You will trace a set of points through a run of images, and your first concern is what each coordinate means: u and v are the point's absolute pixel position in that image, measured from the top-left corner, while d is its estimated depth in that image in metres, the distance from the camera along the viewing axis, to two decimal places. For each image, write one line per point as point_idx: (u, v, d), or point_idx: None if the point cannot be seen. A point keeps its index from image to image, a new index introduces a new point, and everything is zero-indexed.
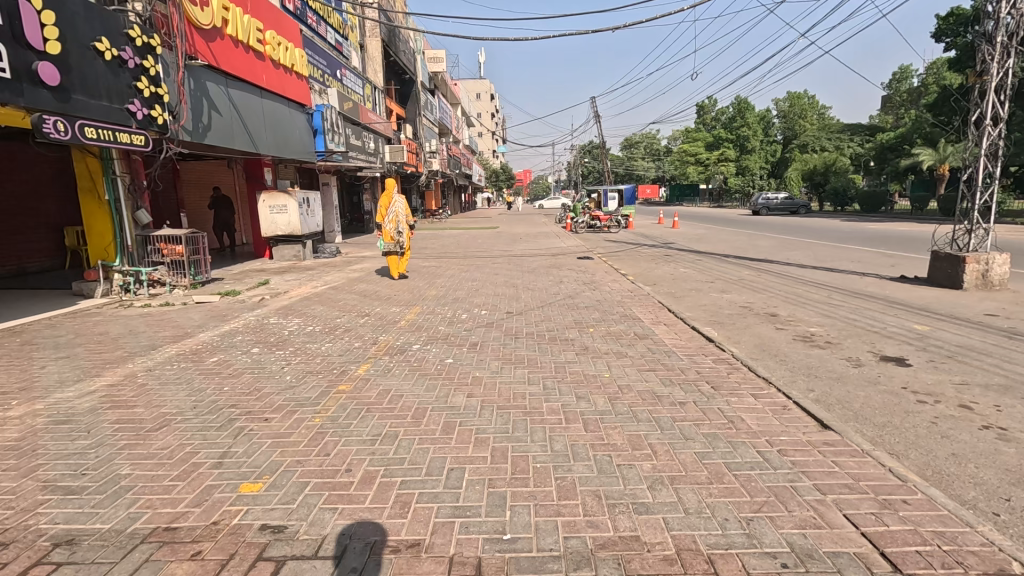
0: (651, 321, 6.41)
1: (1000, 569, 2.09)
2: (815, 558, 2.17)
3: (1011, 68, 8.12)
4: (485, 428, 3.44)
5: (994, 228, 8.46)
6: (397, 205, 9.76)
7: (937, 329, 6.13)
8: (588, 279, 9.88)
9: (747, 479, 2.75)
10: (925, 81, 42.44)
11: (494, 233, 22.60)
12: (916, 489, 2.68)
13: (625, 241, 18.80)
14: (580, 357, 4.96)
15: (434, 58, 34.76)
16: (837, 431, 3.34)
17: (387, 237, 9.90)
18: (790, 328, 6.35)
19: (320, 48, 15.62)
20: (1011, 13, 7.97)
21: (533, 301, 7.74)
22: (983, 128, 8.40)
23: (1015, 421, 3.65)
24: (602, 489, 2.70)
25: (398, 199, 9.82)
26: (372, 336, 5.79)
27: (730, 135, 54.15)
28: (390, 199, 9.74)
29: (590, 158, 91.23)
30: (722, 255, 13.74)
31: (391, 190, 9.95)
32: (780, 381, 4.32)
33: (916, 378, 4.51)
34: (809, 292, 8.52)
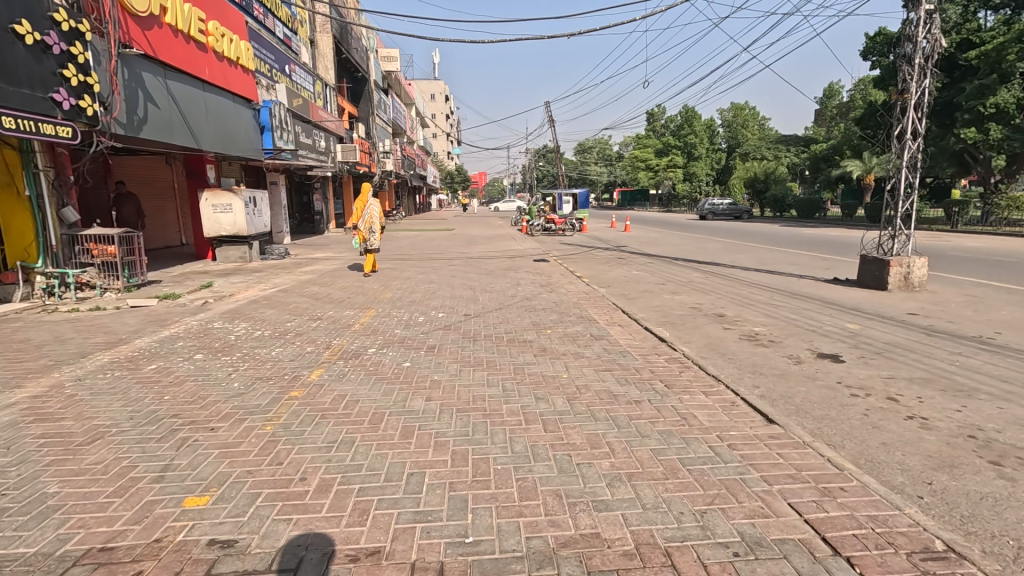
0: (606, 323, 6.56)
1: (926, 547, 2.27)
2: (764, 545, 2.28)
3: (927, 88, 8.86)
4: (445, 431, 3.41)
5: (914, 235, 9.20)
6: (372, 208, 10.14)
7: (867, 327, 6.60)
8: (545, 282, 10.00)
9: (700, 474, 2.87)
10: (853, 98, 45.74)
11: (450, 236, 22.44)
12: (851, 477, 2.87)
13: (580, 243, 19.18)
14: (538, 358, 5.01)
15: (388, 57, 34.23)
16: (781, 424, 3.53)
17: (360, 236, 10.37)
18: (736, 327, 6.67)
19: (268, 42, 15.02)
20: (927, 38, 8.73)
21: (490, 304, 7.74)
22: (903, 142, 9.11)
23: (935, 412, 3.97)
24: (563, 488, 2.73)
25: (374, 202, 10.14)
26: (326, 340, 5.63)
27: (678, 143, 56.24)
28: (365, 201, 10.08)
29: (544, 163, 92.34)
30: (672, 258, 14.27)
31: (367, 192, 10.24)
32: (728, 379, 4.52)
33: (849, 374, 4.84)
34: (752, 293, 8.97)
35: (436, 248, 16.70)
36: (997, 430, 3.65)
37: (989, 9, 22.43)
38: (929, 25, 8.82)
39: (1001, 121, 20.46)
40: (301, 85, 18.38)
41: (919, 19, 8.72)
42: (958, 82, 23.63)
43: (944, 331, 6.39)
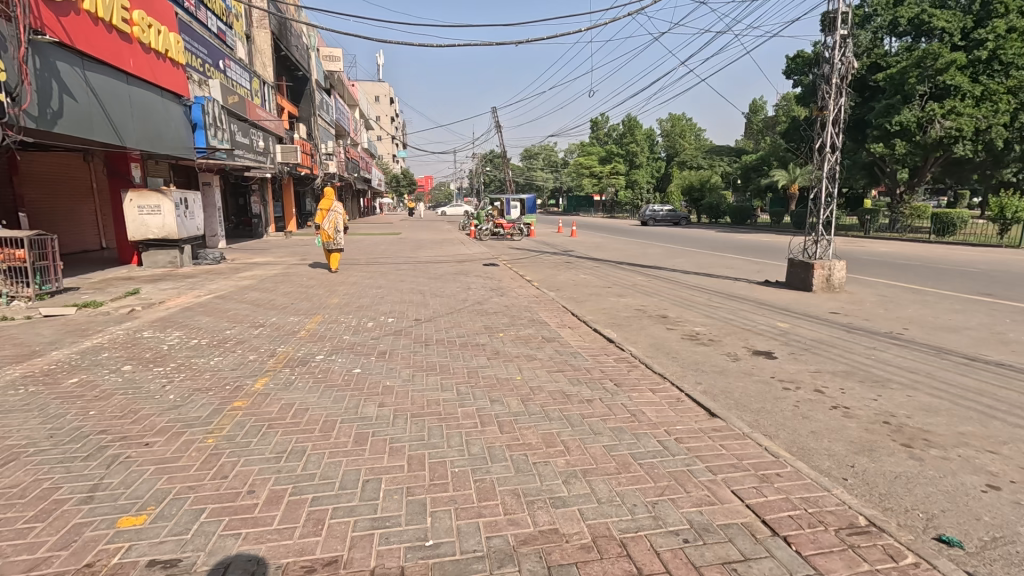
0: (556, 325, 6.70)
1: (851, 523, 2.49)
2: (710, 531, 2.42)
3: (843, 106, 9.69)
4: (400, 436, 3.37)
5: (834, 240, 10.00)
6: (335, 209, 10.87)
7: (795, 326, 7.12)
8: (495, 286, 10.05)
9: (650, 467, 2.99)
10: (778, 113, 49.10)
11: (397, 240, 22.06)
12: (786, 463, 3.09)
13: (527, 248, 19.41)
14: (492, 361, 5.05)
15: (330, 57, 33.31)
16: (722, 418, 3.74)
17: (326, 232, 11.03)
18: (678, 328, 7.00)
19: (200, 35, 14.24)
20: (841, 61, 9.55)
21: (442, 308, 7.70)
22: (824, 155, 9.89)
23: (855, 401, 4.36)
24: (520, 488, 2.77)
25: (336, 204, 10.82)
26: (270, 348, 5.40)
27: (621, 151, 58.18)
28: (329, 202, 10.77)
29: (491, 168, 92.72)
30: (617, 262, 14.70)
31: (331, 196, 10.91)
32: (673, 376, 4.75)
33: (781, 369, 5.20)
34: (693, 295, 9.43)
35: (383, 253, 16.39)
36: (908, 416, 4.05)
37: (893, 36, 24.79)
38: (843, 49, 9.67)
39: (905, 138, 22.63)
40: (237, 81, 17.54)
41: (835, 43, 9.54)
42: (868, 101, 25.92)
43: (861, 328, 7.00)
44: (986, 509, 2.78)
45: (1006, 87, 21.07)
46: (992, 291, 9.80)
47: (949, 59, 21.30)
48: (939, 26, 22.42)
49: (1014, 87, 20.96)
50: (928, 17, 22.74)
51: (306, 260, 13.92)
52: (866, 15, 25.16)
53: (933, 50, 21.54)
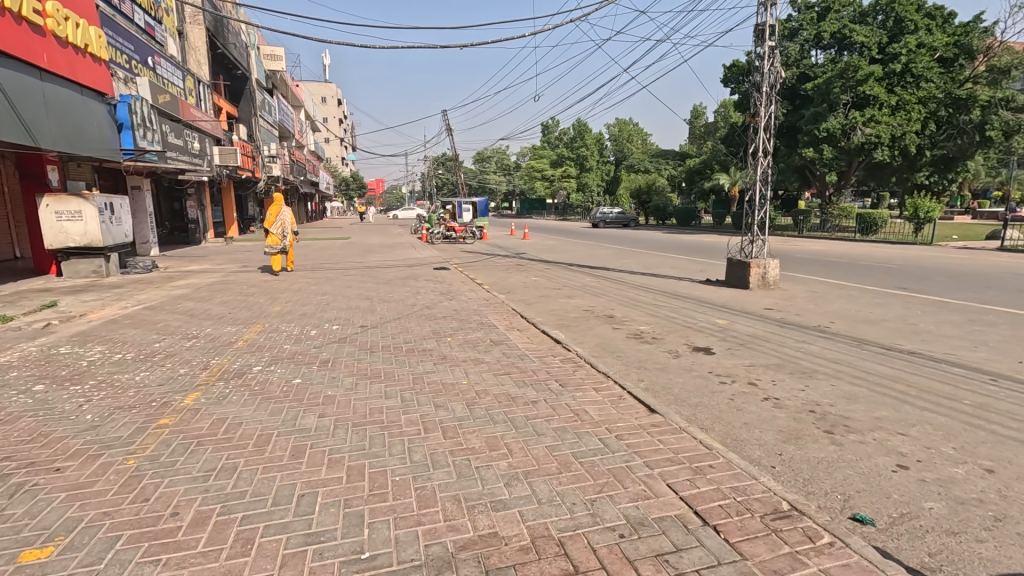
0: (505, 328, 6.73)
1: (775, 509, 2.63)
2: (646, 524, 2.49)
3: (773, 113, 10.26)
4: (339, 447, 3.27)
5: (768, 240, 10.55)
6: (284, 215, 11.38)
7: (733, 322, 7.45)
8: (445, 290, 9.98)
9: (591, 465, 3.05)
10: (718, 119, 51.39)
11: (346, 245, 21.50)
12: (719, 454, 3.23)
13: (480, 251, 19.37)
14: (438, 366, 5.01)
15: (271, 56, 32.12)
16: (661, 413, 3.87)
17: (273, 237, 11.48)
18: (624, 327, 7.18)
19: (125, 30, 13.38)
20: (770, 70, 10.10)
21: (390, 314, 7.57)
22: (757, 159, 10.41)
23: (784, 392, 4.62)
24: (462, 492, 2.76)
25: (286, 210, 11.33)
26: (204, 360, 5.13)
27: (571, 155, 59.26)
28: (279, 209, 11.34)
29: (443, 170, 92.15)
30: (568, 263, 14.95)
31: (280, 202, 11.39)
32: (617, 375, 4.87)
33: (718, 364, 5.44)
34: (639, 295, 9.72)
35: (331, 258, 15.93)
36: (831, 404, 4.32)
37: (819, 48, 26.45)
38: (770, 58, 10.23)
39: (831, 144, 24.19)
40: (168, 79, 16.60)
41: (763, 53, 10.07)
42: (799, 109, 27.52)
43: (793, 323, 7.42)
44: (895, 487, 3.01)
45: (917, 97, 23.13)
46: (909, 286, 10.62)
47: (867, 72, 23.00)
48: (859, 40, 24.15)
49: (924, 98, 23.10)
50: (849, 32, 24.46)
51: (248, 267, 13.31)
52: (793, 29, 26.73)
53: (854, 63, 23.18)
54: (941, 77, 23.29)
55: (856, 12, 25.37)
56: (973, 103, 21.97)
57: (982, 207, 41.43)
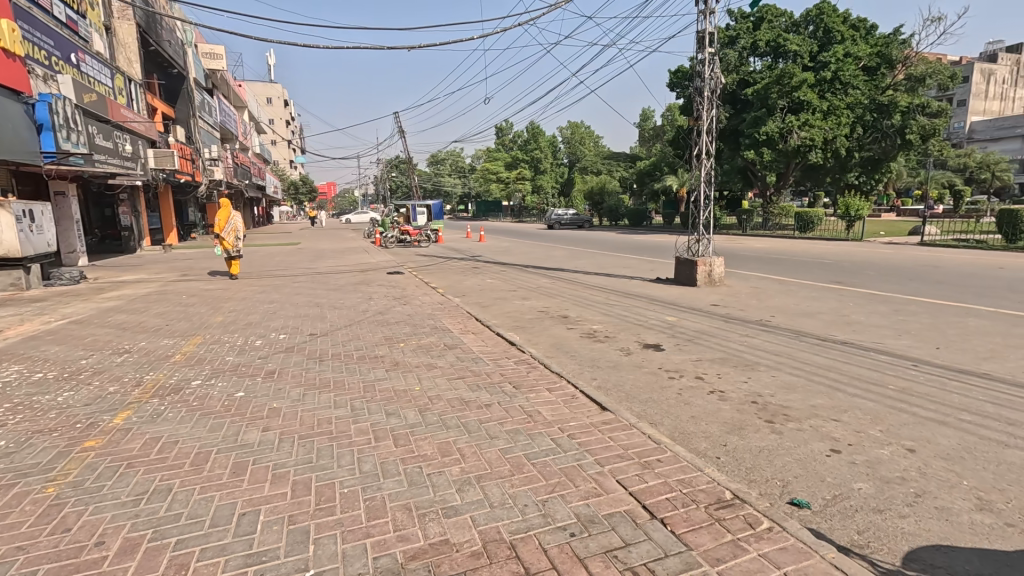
0: (459, 331, 6.68)
1: (718, 498, 2.73)
2: (596, 521, 2.53)
3: (714, 116, 10.67)
4: (284, 462, 3.15)
5: (713, 239, 10.98)
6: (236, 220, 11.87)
7: (681, 319, 7.70)
8: (399, 294, 9.81)
9: (542, 465, 3.07)
10: (666, 123, 53.05)
11: (296, 250, 20.78)
12: (666, 448, 3.32)
13: (435, 254, 19.19)
14: (391, 372, 4.91)
15: (210, 54, 30.66)
16: (612, 410, 3.94)
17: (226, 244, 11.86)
18: (578, 326, 7.29)
19: (43, 24, 12.46)
20: (710, 76, 10.50)
21: (341, 320, 7.37)
22: (701, 161, 10.80)
23: (729, 384, 4.81)
24: (412, 501, 2.71)
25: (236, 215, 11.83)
26: (136, 377, 4.82)
27: (526, 157, 59.81)
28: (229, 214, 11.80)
29: (397, 173, 90.79)
30: (523, 265, 15.05)
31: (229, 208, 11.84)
32: (570, 375, 4.92)
33: (667, 360, 5.60)
34: (592, 295, 9.89)
35: (279, 264, 15.36)
36: (772, 394, 4.53)
37: (756, 56, 27.75)
38: (711, 65, 10.66)
39: (770, 146, 25.40)
40: (95, 78, 15.57)
41: (704, 59, 10.48)
42: (740, 113, 28.76)
43: (737, 318, 7.74)
44: (828, 471, 3.19)
45: (845, 103, 24.62)
46: (842, 279, 11.30)
47: (801, 79, 24.36)
48: (792, 49, 25.51)
49: (852, 104, 24.61)
50: (783, 41, 25.88)
51: (188, 276, 12.63)
52: (732, 37, 27.93)
53: (789, 70, 24.49)
54: (865, 85, 24.92)
55: (789, 22, 26.82)
56: (894, 108, 24.07)
57: (904, 206, 44.83)
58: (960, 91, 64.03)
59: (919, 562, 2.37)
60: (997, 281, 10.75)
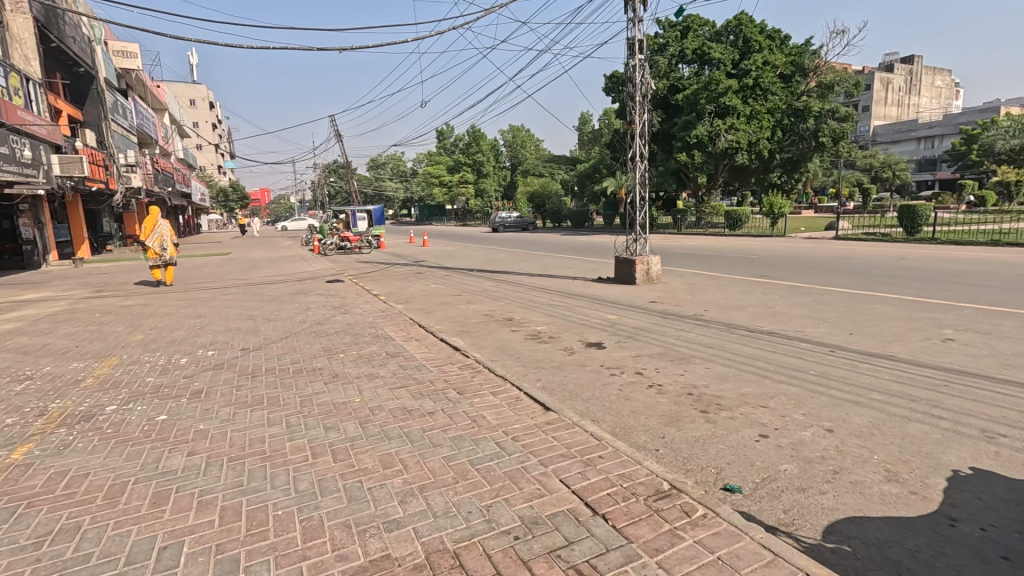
0: (402, 338, 6.56)
1: (657, 490, 2.82)
2: (539, 523, 2.54)
3: (646, 120, 11.07)
4: (211, 487, 2.95)
5: (649, 238, 11.39)
6: (163, 227, 11.81)
7: (621, 316, 7.94)
8: (338, 303, 9.49)
9: (487, 470, 3.06)
10: (603, 127, 54.52)
11: (227, 260, 19.64)
12: (607, 444, 3.40)
13: (376, 261, 18.72)
14: (329, 385, 4.72)
15: (122, 52, 28.44)
16: (555, 410, 3.99)
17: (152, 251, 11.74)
18: (522, 328, 7.34)
19: None
20: (641, 81, 10.88)
21: (275, 333, 7.03)
22: (636, 164, 11.17)
23: (667, 378, 4.99)
24: (352, 518, 2.62)
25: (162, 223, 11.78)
26: (39, 406, 4.35)
27: (468, 160, 59.70)
28: (155, 221, 11.73)
29: (336, 178, 88.04)
30: (467, 269, 14.97)
31: (156, 214, 11.75)
32: (514, 377, 4.94)
33: (609, 357, 5.75)
34: (536, 296, 10.00)
35: (206, 276, 14.46)
36: (707, 385, 4.76)
37: (684, 63, 29.11)
38: (641, 70, 11.05)
39: (701, 149, 26.74)
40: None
41: (635, 65, 10.83)
42: (672, 117, 30.05)
43: (674, 313, 8.05)
44: (758, 455, 3.38)
45: (765, 108, 26.27)
46: (767, 273, 12.03)
47: (725, 85, 25.73)
48: (716, 57, 26.97)
49: (771, 109, 26.27)
50: (707, 49, 27.33)
51: (103, 291, 11.64)
52: (661, 44, 29.19)
53: (715, 77, 25.87)
54: (782, 91, 26.63)
55: (712, 32, 28.33)
56: (809, 113, 25.97)
57: (820, 203, 48.59)
58: (864, 97, 70.20)
59: (837, 534, 2.55)
60: (900, 270, 11.82)
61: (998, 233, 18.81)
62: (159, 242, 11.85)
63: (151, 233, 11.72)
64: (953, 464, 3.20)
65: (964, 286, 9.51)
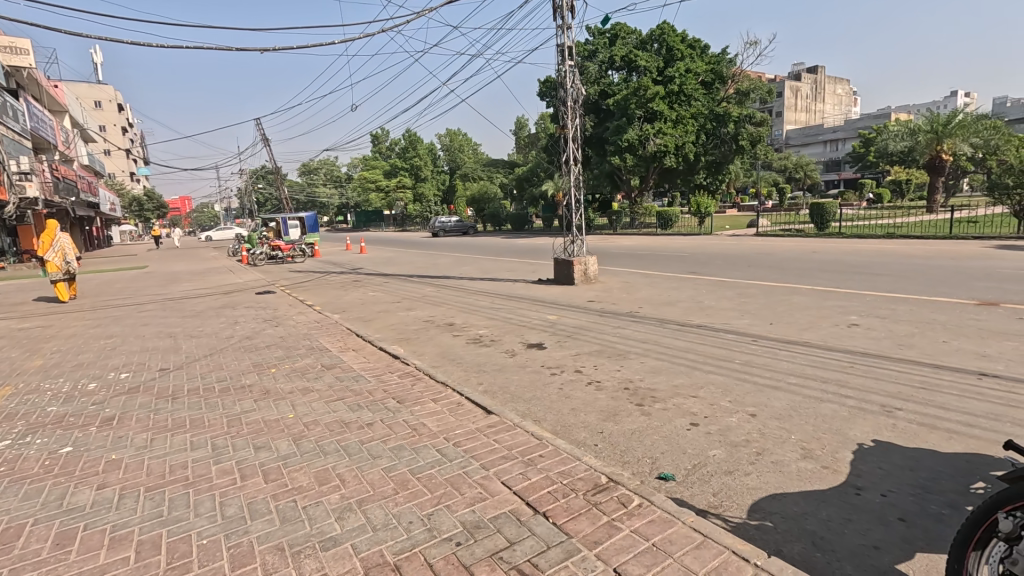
0: (339, 349, 6.34)
1: (595, 484, 2.90)
2: (481, 526, 2.54)
3: (578, 125, 11.36)
4: (126, 520, 2.72)
5: (586, 239, 11.68)
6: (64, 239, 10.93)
7: (561, 316, 8.10)
8: (269, 316, 9.03)
9: (428, 477, 3.03)
10: (538, 131, 55.42)
11: (143, 274, 18.19)
12: (548, 443, 3.46)
13: (310, 269, 18.00)
14: (260, 402, 4.49)
15: (12, 48, 25.75)
16: (496, 413, 4.01)
17: (52, 267, 10.77)
18: (463, 333, 7.30)
19: None
20: (572, 86, 11.14)
21: (199, 350, 6.59)
22: (570, 167, 11.43)
23: (606, 374, 5.13)
24: (286, 539, 2.50)
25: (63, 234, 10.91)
26: None
27: (405, 165, 58.80)
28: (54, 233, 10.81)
29: (265, 184, 83.95)
30: (407, 275, 14.71)
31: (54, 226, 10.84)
32: (456, 382, 4.90)
33: (549, 357, 5.85)
34: (477, 300, 10.00)
35: (119, 292, 13.34)
36: (642, 379, 4.95)
37: (613, 69, 30.20)
38: (571, 76, 11.33)
39: (632, 152, 27.89)
40: None
41: (566, 71, 11.08)
42: (603, 122, 31.06)
43: (612, 311, 8.30)
44: (689, 443, 3.55)
45: (689, 113, 27.74)
46: (696, 270, 12.66)
47: (653, 91, 26.92)
48: (642, 64, 28.22)
49: (694, 114, 27.81)
50: (634, 57, 28.56)
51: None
52: (591, 51, 30.13)
53: (643, 83, 27.05)
54: (704, 97, 28.18)
55: (638, 40, 29.55)
56: (728, 118, 27.74)
57: (742, 202, 51.94)
58: (777, 104, 75.78)
59: (760, 511, 2.73)
60: (812, 263, 12.83)
61: (891, 228, 20.96)
62: (61, 255, 10.89)
63: (50, 246, 10.76)
64: (858, 437, 3.52)
65: (865, 275, 10.47)
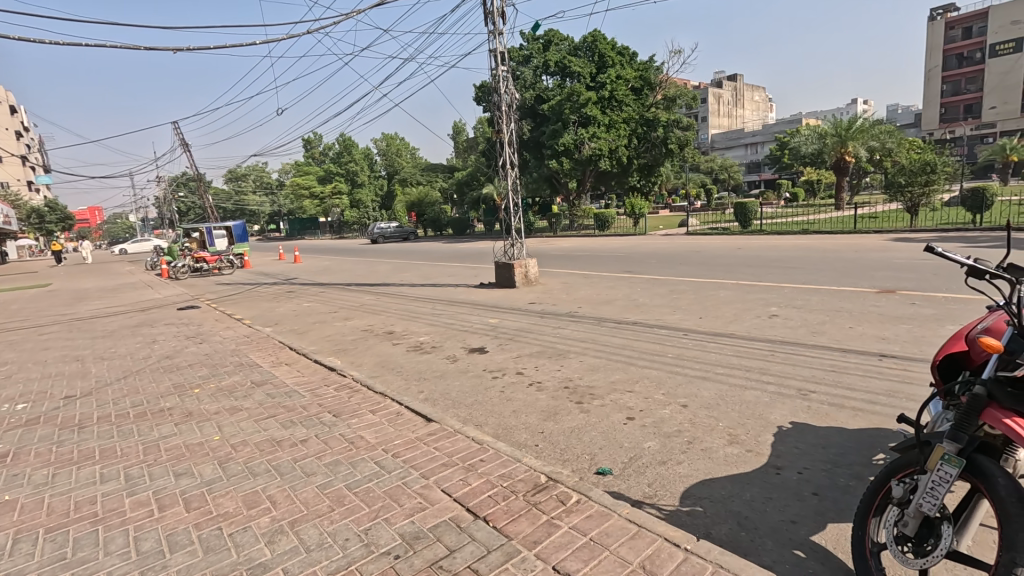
0: (270, 364, 6.04)
1: (535, 484, 2.93)
2: (420, 537, 2.50)
3: (513, 129, 11.43)
4: (22, 569, 2.45)
5: (525, 242, 11.79)
6: None
7: (502, 320, 8.12)
8: (192, 333, 8.45)
9: (364, 492, 2.94)
10: (476, 135, 55.34)
11: (45, 293, 16.49)
12: (488, 447, 3.45)
13: (239, 281, 17.03)
14: (181, 426, 4.19)
15: None
16: (437, 421, 3.96)
17: None
18: (403, 341, 7.17)
19: None
20: (506, 91, 11.21)
21: (111, 374, 6.05)
22: (507, 170, 11.47)
23: (546, 375, 5.19)
24: (209, 570, 2.35)
25: None
26: None
27: (340, 170, 56.94)
28: None
29: (186, 193, 78.60)
30: (344, 284, 14.25)
31: None
32: (396, 392, 4.80)
33: (490, 361, 5.86)
34: (417, 307, 9.84)
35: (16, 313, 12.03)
36: (581, 377, 5.06)
37: (548, 74, 30.79)
38: (505, 82, 11.39)
39: (568, 156, 28.55)
40: None
41: (500, 76, 11.13)
42: (540, 126, 31.53)
43: (552, 313, 8.40)
44: (626, 437, 3.67)
45: (621, 118, 28.73)
46: (632, 269, 13.11)
47: (585, 96, 27.67)
48: (576, 70, 28.87)
49: (626, 119, 28.81)
50: (568, 63, 29.23)
51: None
52: (526, 56, 30.53)
53: (576, 88, 27.75)
54: (635, 103, 29.25)
55: (570, 46, 30.21)
56: (658, 123, 28.95)
57: (674, 203, 54.37)
58: (701, 109, 79.96)
59: (691, 497, 2.86)
60: (736, 259, 13.63)
61: (805, 224, 22.73)
62: None
63: None
64: (778, 421, 3.78)
65: (784, 269, 11.23)
